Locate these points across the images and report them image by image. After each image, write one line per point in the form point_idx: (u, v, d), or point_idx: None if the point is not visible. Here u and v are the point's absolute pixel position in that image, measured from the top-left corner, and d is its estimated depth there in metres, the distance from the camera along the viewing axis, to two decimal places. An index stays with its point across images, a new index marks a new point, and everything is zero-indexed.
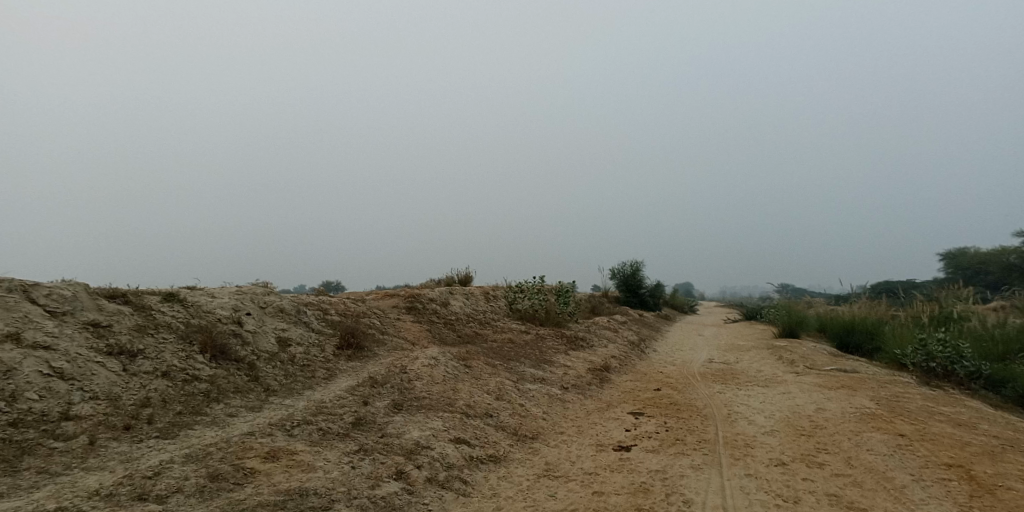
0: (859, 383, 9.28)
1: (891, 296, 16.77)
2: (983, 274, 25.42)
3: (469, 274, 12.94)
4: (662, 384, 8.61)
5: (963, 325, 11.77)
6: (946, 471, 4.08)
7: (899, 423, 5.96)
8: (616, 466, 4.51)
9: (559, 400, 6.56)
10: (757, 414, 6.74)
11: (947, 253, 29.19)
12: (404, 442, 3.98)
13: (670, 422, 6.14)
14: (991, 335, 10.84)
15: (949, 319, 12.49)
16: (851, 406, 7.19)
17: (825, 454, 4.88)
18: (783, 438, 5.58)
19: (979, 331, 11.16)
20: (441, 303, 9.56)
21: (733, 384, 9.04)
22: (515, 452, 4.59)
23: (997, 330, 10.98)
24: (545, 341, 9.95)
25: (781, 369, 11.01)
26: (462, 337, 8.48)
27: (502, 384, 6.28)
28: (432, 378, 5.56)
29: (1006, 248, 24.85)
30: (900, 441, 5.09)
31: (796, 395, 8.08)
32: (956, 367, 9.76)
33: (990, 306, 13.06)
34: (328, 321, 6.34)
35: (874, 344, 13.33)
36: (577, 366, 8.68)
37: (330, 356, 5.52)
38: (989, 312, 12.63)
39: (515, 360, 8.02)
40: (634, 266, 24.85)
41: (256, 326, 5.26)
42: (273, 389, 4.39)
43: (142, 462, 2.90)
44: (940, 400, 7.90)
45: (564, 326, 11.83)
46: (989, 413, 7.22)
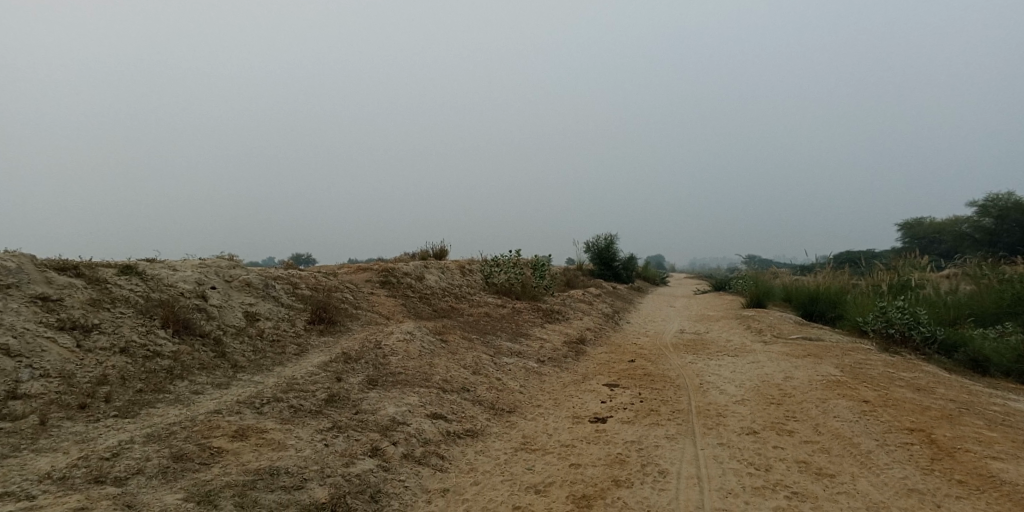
0: (824, 351, 9.59)
1: (853, 265, 17.31)
2: (939, 244, 26.46)
3: (445, 249, 12.78)
4: (636, 355, 8.73)
5: (920, 291, 12.24)
6: (909, 435, 4.23)
7: (862, 390, 6.17)
8: (592, 438, 4.54)
9: (535, 374, 6.57)
10: (728, 384, 6.89)
11: (907, 223, 30.21)
12: (379, 418, 3.91)
13: (644, 393, 6.23)
14: (945, 302, 11.30)
15: (907, 287, 12.96)
16: (817, 373, 7.41)
17: (795, 422, 5.01)
18: (754, 407, 5.71)
19: (935, 298, 11.63)
20: (416, 277, 9.42)
21: (705, 354, 9.22)
22: (492, 425, 4.58)
23: (951, 298, 11.46)
24: (521, 314, 9.94)
25: (750, 339, 11.29)
26: (437, 312, 8.39)
27: (479, 358, 6.25)
28: (408, 353, 5.47)
29: (961, 218, 25.87)
30: (864, 407, 5.25)
31: (765, 364, 8.29)
32: (913, 332, 10.16)
33: (944, 274, 13.61)
34: (299, 296, 6.16)
35: (837, 312, 13.77)
36: (553, 339, 8.72)
37: (301, 331, 5.37)
38: (944, 279, 13.16)
39: (491, 333, 8.00)
40: (608, 239, 25.01)
41: (222, 301, 5.07)
42: (241, 366, 4.25)
43: (99, 442, 2.75)
44: (900, 366, 8.22)
45: (540, 299, 11.85)
46: (944, 378, 7.54)
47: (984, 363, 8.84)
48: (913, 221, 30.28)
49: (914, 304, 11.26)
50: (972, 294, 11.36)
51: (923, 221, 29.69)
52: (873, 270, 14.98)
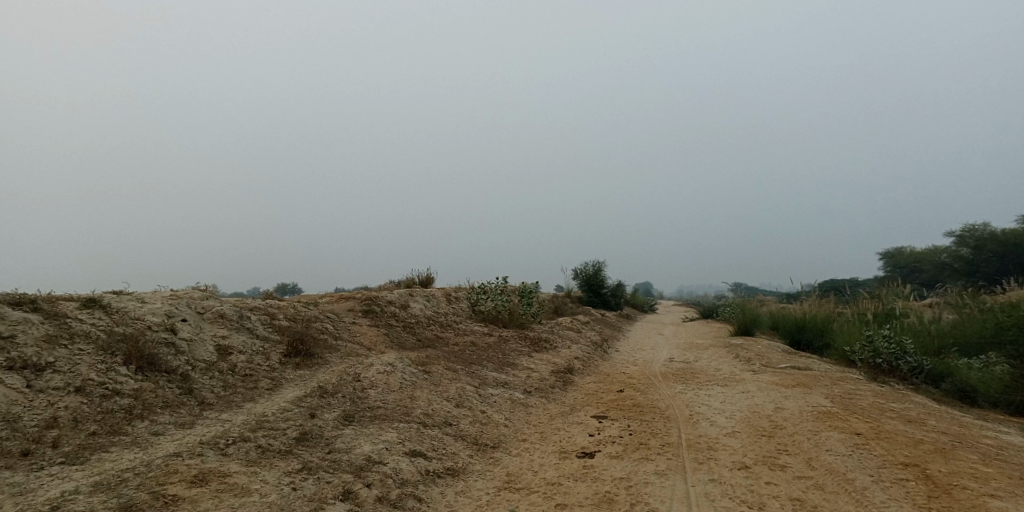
0: (813, 380, 9.49)
1: (838, 293, 17.41)
2: (920, 273, 26.85)
3: (431, 276, 12.62)
4: (624, 385, 8.56)
5: (905, 321, 12.27)
6: (904, 470, 4.10)
7: (854, 421, 6.05)
8: (580, 475, 4.36)
9: (521, 405, 6.38)
10: (719, 415, 6.74)
11: (889, 252, 30.66)
12: (353, 458, 3.71)
13: (633, 425, 6.05)
14: (931, 331, 11.30)
15: (892, 315, 13.00)
16: (808, 404, 7.29)
17: (787, 455, 4.87)
18: (745, 440, 5.57)
19: (919, 327, 11.65)
20: (400, 305, 9.24)
21: (694, 384, 9.08)
22: (474, 463, 4.38)
23: (935, 327, 11.50)
24: (507, 343, 9.76)
25: (739, 368, 11.18)
26: (422, 341, 8.19)
27: (462, 389, 6.05)
28: (388, 386, 5.27)
29: (940, 248, 26.36)
30: (857, 440, 5.13)
31: (755, 394, 8.16)
32: (901, 362, 10.12)
33: (927, 302, 13.71)
34: (276, 327, 5.96)
35: (824, 341, 13.74)
36: (540, 368, 8.53)
37: (276, 364, 5.17)
38: (928, 308, 13.23)
39: (476, 364, 7.80)
40: (596, 266, 25.01)
41: (192, 334, 4.87)
42: (208, 403, 4.04)
43: (39, 495, 2.55)
44: (889, 396, 8.13)
45: (527, 327, 11.68)
46: (935, 408, 7.45)
47: (972, 393, 8.79)
48: (894, 250, 30.75)
49: (900, 333, 11.26)
50: (955, 323, 11.42)
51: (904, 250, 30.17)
52: (858, 298, 15.05)
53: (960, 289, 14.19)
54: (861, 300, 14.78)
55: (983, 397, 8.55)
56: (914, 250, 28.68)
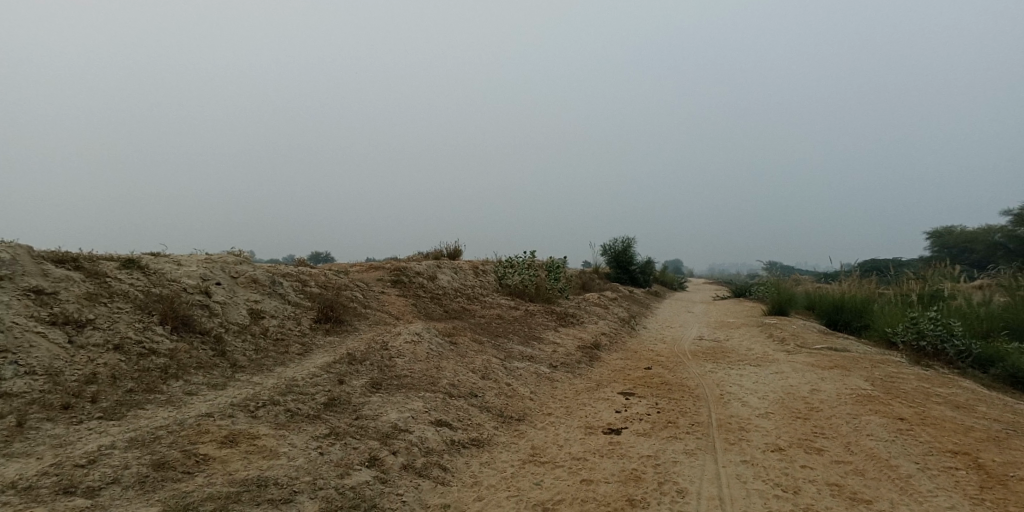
0: (851, 362, 9.16)
1: (880, 274, 16.73)
2: (968, 254, 25.60)
3: (459, 249, 12.60)
4: (653, 362, 8.42)
5: (951, 302, 11.70)
6: (952, 459, 3.89)
7: (896, 406, 5.79)
8: (606, 450, 4.29)
9: (547, 379, 6.33)
10: (750, 395, 6.56)
11: (936, 232, 29.25)
12: (380, 425, 3.71)
13: (661, 403, 5.94)
14: (979, 313, 10.77)
15: (937, 297, 12.41)
16: (846, 387, 7.03)
17: (823, 439, 4.69)
18: (778, 421, 5.39)
19: (967, 309, 11.09)
20: (428, 276, 9.25)
21: (725, 363, 8.87)
22: (500, 435, 4.35)
23: (984, 309, 10.93)
24: (534, 317, 9.70)
25: (772, 348, 10.88)
26: (449, 313, 8.19)
27: (489, 362, 6.02)
28: (415, 355, 5.28)
29: (993, 228, 25.00)
30: (900, 426, 4.90)
31: (789, 375, 7.91)
32: (946, 345, 9.65)
33: (976, 284, 13.03)
34: (307, 294, 6.02)
35: (863, 322, 13.25)
36: (566, 343, 8.46)
37: (306, 330, 5.22)
38: (977, 290, 12.59)
39: (503, 337, 7.77)
40: (626, 242, 24.62)
41: (226, 297, 4.94)
42: (241, 365, 4.10)
43: (78, 447, 2.61)
44: (934, 381, 7.77)
45: (554, 302, 11.59)
46: (983, 395, 7.09)
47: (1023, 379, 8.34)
48: (942, 230, 29.31)
49: (946, 315, 10.73)
50: (1006, 306, 10.82)
51: (952, 230, 28.73)
52: (901, 278, 14.41)
53: (1013, 271, 13.42)
54: (904, 280, 14.14)
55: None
56: (963, 230, 27.27)
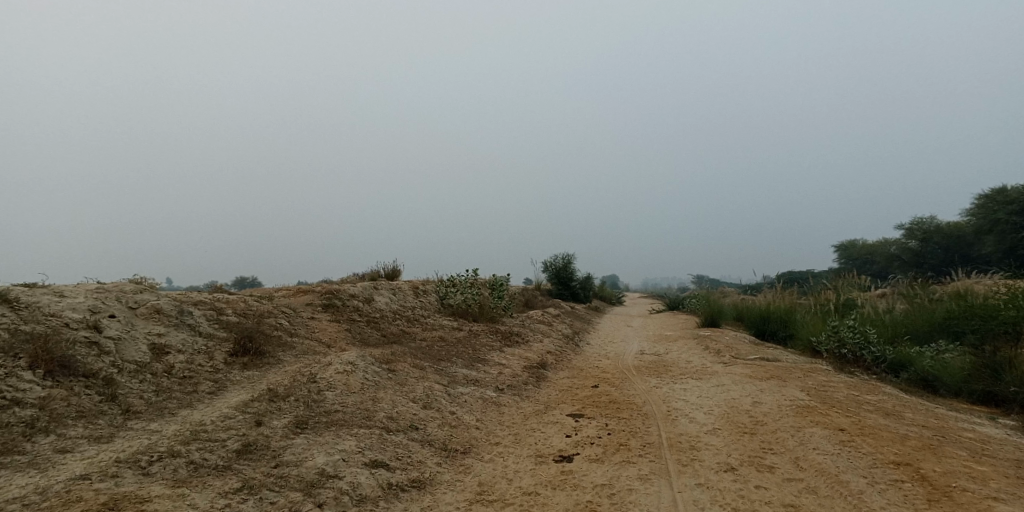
0: (785, 372, 9.44)
1: (798, 284, 17.76)
2: (872, 265, 27.86)
3: (398, 269, 12.09)
4: (599, 380, 8.28)
5: (861, 310, 12.53)
6: (897, 471, 3.90)
7: (835, 416, 5.89)
8: (558, 482, 4.01)
9: (493, 405, 6.00)
10: (697, 411, 6.51)
11: (844, 244, 31.59)
12: (303, 473, 3.24)
13: (611, 424, 5.75)
14: (883, 321, 11.61)
15: (849, 306, 13.25)
16: (785, 397, 7.14)
17: (773, 455, 4.64)
18: (727, 437, 5.33)
19: (877, 317, 11.82)
20: (364, 299, 8.72)
21: (669, 377, 8.87)
22: (443, 472, 3.97)
23: (889, 316, 11.72)
24: (478, 338, 9.36)
25: (710, 359, 11.10)
26: (387, 337, 7.70)
27: (430, 389, 5.63)
28: (347, 387, 4.80)
29: (892, 240, 27.38)
30: (842, 436, 4.94)
31: (730, 387, 8.00)
32: (865, 352, 10.17)
33: (879, 291, 14.06)
34: (222, 323, 5.41)
35: (787, 331, 13.86)
36: (512, 364, 8.17)
37: (220, 365, 4.64)
38: (880, 297, 13.62)
39: (446, 360, 7.39)
40: (566, 258, 24.81)
41: (121, 331, 4.30)
42: (135, 411, 3.51)
43: None
44: (861, 387, 8.10)
45: (498, 321, 11.31)
46: (907, 399, 7.42)
47: (933, 381, 8.88)
48: (848, 241, 31.71)
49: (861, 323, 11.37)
50: (907, 311, 11.67)
51: (858, 241, 31.16)
52: (817, 290, 15.28)
53: (911, 279, 14.59)
54: (819, 291, 14.99)
55: (944, 385, 8.63)
56: (866, 242, 29.63)
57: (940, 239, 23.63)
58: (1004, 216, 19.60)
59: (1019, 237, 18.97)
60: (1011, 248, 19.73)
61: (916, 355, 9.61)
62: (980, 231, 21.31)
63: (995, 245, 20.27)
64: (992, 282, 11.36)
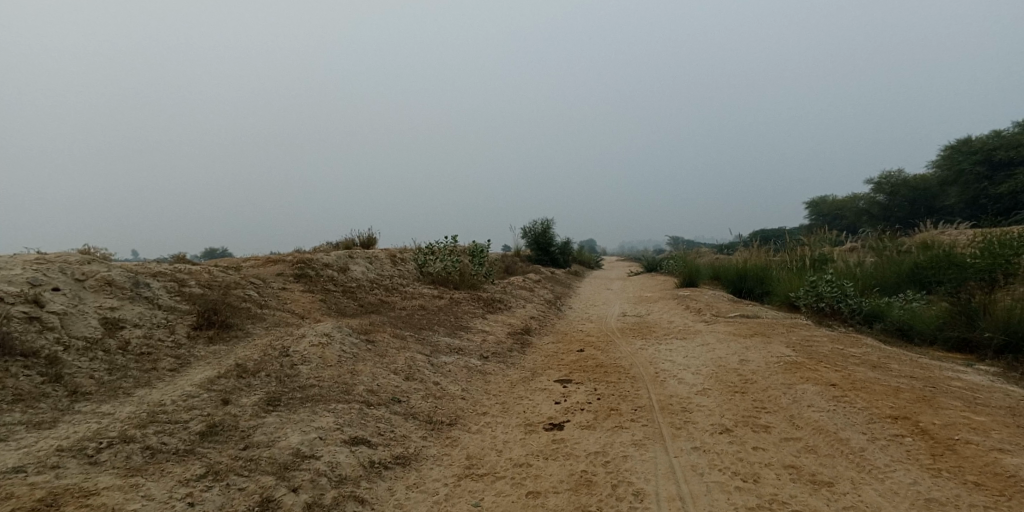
0: (768, 328, 9.44)
1: (772, 241, 17.91)
2: (842, 221, 28.38)
3: (373, 238, 11.67)
4: (584, 344, 8.13)
5: (834, 264, 12.63)
6: (896, 426, 3.81)
7: (824, 371, 5.84)
8: (550, 452, 3.83)
9: (479, 373, 5.78)
10: (685, 371, 6.41)
11: (814, 201, 31.99)
12: (276, 454, 2.97)
13: (600, 388, 5.60)
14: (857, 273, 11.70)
15: (823, 260, 13.35)
16: (771, 354, 7.09)
17: (768, 414, 4.53)
18: (718, 398, 5.22)
19: (850, 270, 11.89)
20: (339, 268, 8.36)
21: (654, 339, 8.79)
22: (429, 446, 3.74)
23: (861, 268, 11.80)
24: (459, 305, 9.11)
25: (692, 319, 11.08)
26: (364, 307, 7.38)
27: (412, 359, 5.37)
28: (323, 360, 4.51)
29: (861, 196, 27.86)
30: (835, 392, 4.86)
31: (716, 346, 7.94)
32: (842, 304, 10.20)
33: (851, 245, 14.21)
34: (184, 296, 5.02)
35: (764, 288, 13.93)
36: (495, 331, 7.97)
37: (183, 340, 4.28)
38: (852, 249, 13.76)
39: (427, 329, 7.14)
40: (545, 223, 24.58)
41: (67, 306, 3.90)
42: (84, 392, 3.17)
43: None
44: (844, 341, 8.12)
45: (479, 288, 11.07)
46: (889, 351, 7.45)
47: (908, 331, 8.97)
48: (819, 198, 32.12)
49: (837, 276, 11.40)
50: (878, 264, 11.78)
51: (828, 198, 31.58)
52: (790, 245, 15.36)
53: (880, 232, 14.79)
54: (793, 247, 15.07)
55: (919, 334, 8.69)
56: (837, 199, 30.02)
57: (907, 193, 24.04)
58: (968, 167, 19.94)
59: (982, 188, 19.36)
60: (975, 199, 20.17)
61: (890, 306, 9.69)
62: (945, 184, 21.71)
63: (959, 196, 20.75)
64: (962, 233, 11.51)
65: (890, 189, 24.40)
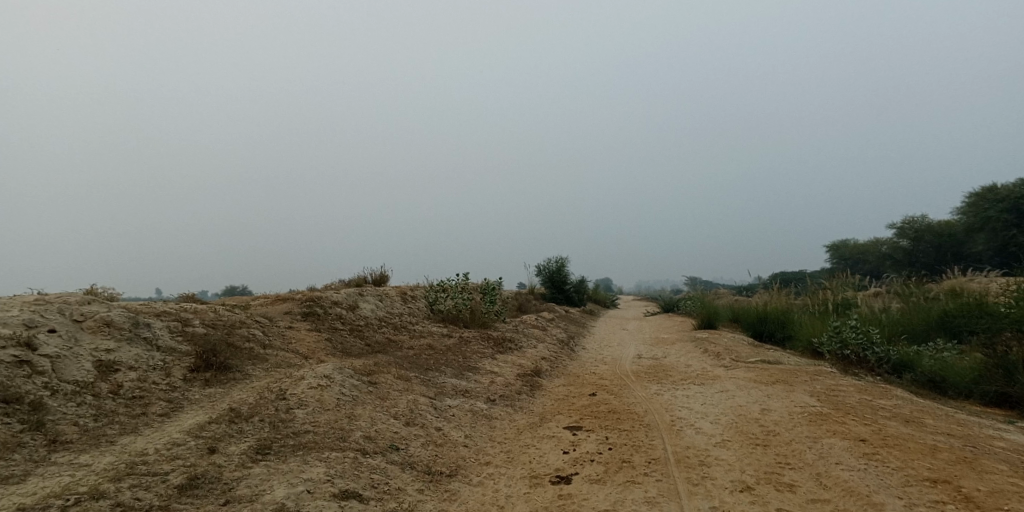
0: (790, 375, 9.03)
1: (792, 284, 17.47)
2: (864, 264, 27.75)
3: (385, 275, 11.62)
4: (597, 387, 7.82)
5: (858, 309, 12.20)
6: (936, 491, 3.48)
7: (852, 425, 5.47)
8: (556, 509, 3.56)
9: (484, 418, 5.53)
10: (702, 420, 6.08)
11: (834, 244, 31.44)
12: (258, 510, 2.78)
13: (612, 437, 5.30)
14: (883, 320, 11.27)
15: (845, 305, 12.92)
16: (794, 403, 6.71)
17: (792, 471, 4.21)
18: (738, 450, 4.89)
19: (875, 315, 11.44)
20: (348, 306, 8.26)
21: (670, 383, 8.43)
22: (426, 501, 3.51)
23: (886, 314, 11.36)
24: (469, 345, 8.90)
25: (710, 363, 10.68)
26: (371, 346, 7.22)
27: (415, 403, 5.16)
28: (320, 404, 4.33)
29: (883, 239, 27.30)
30: (865, 449, 4.52)
31: (735, 393, 7.57)
32: (868, 352, 9.75)
33: (873, 290, 13.79)
34: (185, 336, 4.92)
35: (785, 332, 13.47)
36: (504, 372, 7.72)
37: (178, 382, 4.15)
38: (875, 294, 13.33)
39: (434, 369, 6.93)
40: (560, 261, 24.41)
41: (61, 349, 3.82)
42: (63, 441, 3.03)
43: None
44: (873, 391, 7.69)
45: (490, 327, 10.86)
46: (922, 404, 7.02)
47: (940, 382, 8.49)
48: (839, 242, 31.57)
49: (861, 322, 10.97)
50: (903, 310, 11.36)
51: (848, 242, 31.02)
52: (810, 289, 14.95)
53: (905, 277, 14.35)
54: (814, 291, 14.66)
55: (953, 386, 8.21)
56: (857, 242, 29.49)
57: (931, 238, 23.52)
58: (995, 213, 19.51)
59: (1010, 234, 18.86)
60: (1003, 246, 19.62)
61: (920, 356, 9.24)
62: (970, 229, 21.24)
63: (987, 242, 20.16)
64: (991, 280, 11.11)
65: (913, 233, 23.89)
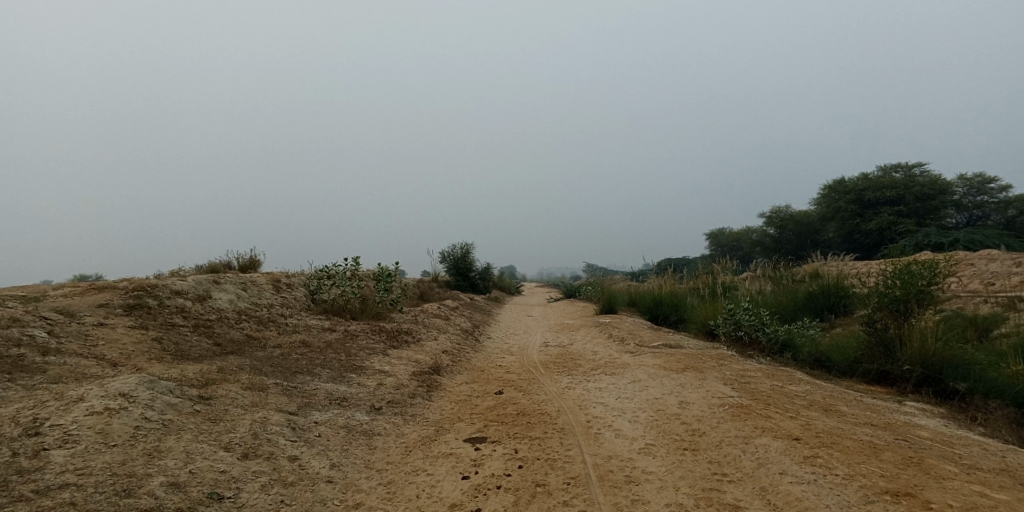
0: (697, 361, 8.74)
1: (683, 268, 17.89)
2: (739, 251, 29.68)
3: (255, 260, 9.86)
4: (503, 384, 6.90)
5: (742, 290, 12.42)
6: None
7: (779, 419, 5.00)
8: None
9: (363, 435, 4.37)
10: (621, 419, 5.36)
11: (714, 233, 33.41)
12: None
13: (522, 449, 4.37)
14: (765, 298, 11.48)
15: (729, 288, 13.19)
16: (712, 394, 6.21)
17: (733, 486, 3.54)
18: (668, 458, 4.18)
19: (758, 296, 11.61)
20: (193, 296, 6.63)
21: (581, 374, 7.72)
22: None
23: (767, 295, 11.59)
24: (355, 340, 7.59)
25: (616, 349, 10.23)
26: (221, 347, 5.71)
27: (264, 423, 3.86)
28: (101, 438, 2.96)
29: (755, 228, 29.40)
30: (804, 450, 3.98)
31: (648, 384, 6.99)
32: (760, 333, 9.69)
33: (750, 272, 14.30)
34: None
35: (680, 315, 13.45)
36: (396, 372, 6.53)
37: None
38: (753, 276, 13.79)
39: (304, 372, 5.60)
40: (464, 248, 23.33)
41: None
42: None
43: None
44: (779, 376, 7.49)
45: (384, 317, 9.57)
46: (827, 388, 6.86)
47: (825, 360, 8.47)
48: (719, 230, 33.60)
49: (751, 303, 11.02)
50: (781, 291, 11.67)
51: (726, 230, 33.08)
52: (700, 274, 15.17)
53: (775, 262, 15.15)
54: (703, 275, 14.89)
55: (837, 366, 8.19)
56: (733, 231, 31.44)
57: (795, 227, 25.51)
58: (844, 205, 21.44)
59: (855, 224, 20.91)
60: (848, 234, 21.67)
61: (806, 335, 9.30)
62: (826, 219, 23.27)
63: (838, 231, 22.12)
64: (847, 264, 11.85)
65: (780, 222, 25.81)
